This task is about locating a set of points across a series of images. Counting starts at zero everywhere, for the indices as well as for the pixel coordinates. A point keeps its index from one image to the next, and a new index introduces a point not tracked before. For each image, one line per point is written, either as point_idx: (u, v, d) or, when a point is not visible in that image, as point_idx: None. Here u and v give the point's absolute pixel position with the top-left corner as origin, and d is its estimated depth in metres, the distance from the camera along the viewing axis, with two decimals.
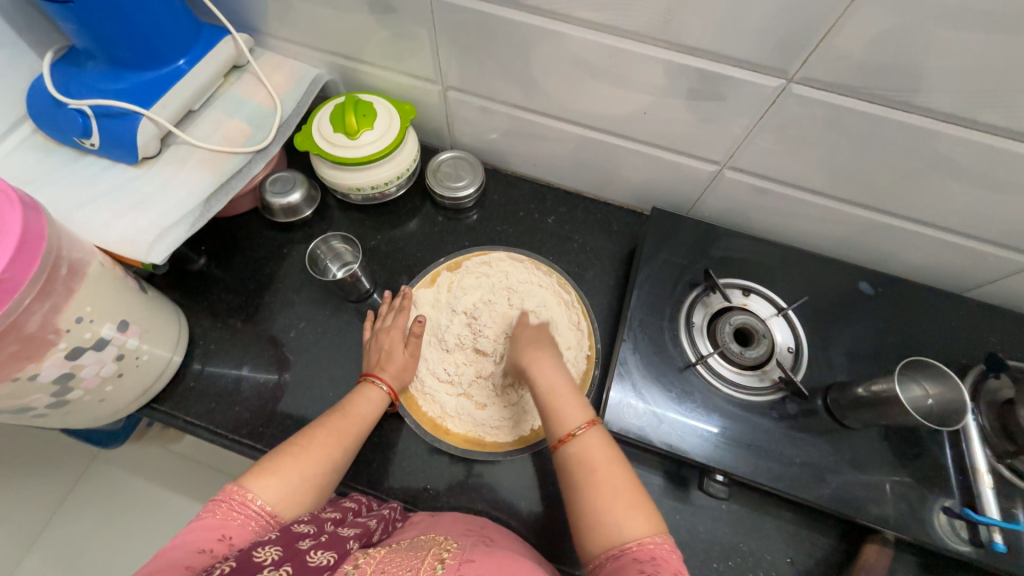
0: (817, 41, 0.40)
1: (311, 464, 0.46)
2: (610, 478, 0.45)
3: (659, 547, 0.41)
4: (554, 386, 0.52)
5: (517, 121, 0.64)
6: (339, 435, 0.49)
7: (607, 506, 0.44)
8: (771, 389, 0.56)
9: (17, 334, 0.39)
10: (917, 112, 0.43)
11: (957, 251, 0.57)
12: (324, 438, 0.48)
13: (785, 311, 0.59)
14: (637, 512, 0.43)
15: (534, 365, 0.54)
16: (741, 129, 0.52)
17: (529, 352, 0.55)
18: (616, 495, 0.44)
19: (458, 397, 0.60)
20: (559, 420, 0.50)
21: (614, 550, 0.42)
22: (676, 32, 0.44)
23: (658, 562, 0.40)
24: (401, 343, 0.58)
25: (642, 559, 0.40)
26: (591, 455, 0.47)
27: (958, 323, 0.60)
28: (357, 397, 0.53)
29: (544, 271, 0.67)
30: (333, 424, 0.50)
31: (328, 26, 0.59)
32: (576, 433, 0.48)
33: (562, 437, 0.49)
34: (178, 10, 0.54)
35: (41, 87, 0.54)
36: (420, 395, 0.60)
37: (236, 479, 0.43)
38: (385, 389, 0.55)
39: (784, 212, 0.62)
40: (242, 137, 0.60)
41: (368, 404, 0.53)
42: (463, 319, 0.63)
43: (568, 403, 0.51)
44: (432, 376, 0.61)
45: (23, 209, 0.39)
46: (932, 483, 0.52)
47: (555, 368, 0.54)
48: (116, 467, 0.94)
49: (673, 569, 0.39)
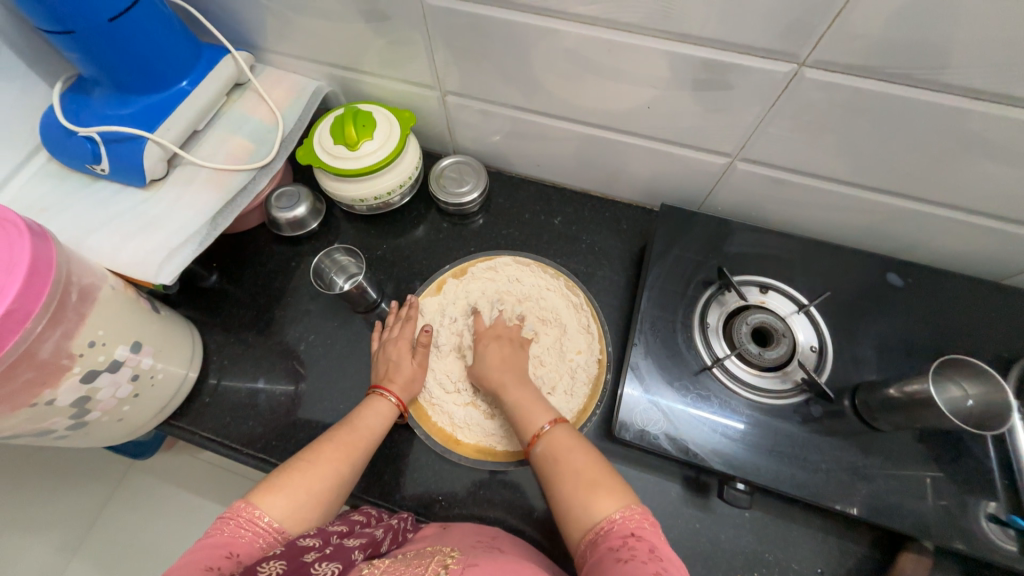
0: (827, 24, 0.38)
1: (319, 481, 0.46)
2: (573, 463, 0.46)
3: (630, 522, 0.40)
4: (520, 401, 0.52)
5: (518, 122, 0.63)
6: (346, 450, 0.49)
7: (573, 491, 0.44)
8: (794, 390, 0.53)
9: (31, 361, 0.40)
10: (943, 89, 0.40)
11: (995, 236, 0.53)
12: (332, 453, 0.48)
13: (807, 308, 0.56)
14: (604, 490, 0.43)
15: (501, 386, 0.54)
16: (751, 117, 0.49)
17: (496, 369, 0.55)
18: (578, 478, 0.44)
19: (461, 404, 0.59)
20: (524, 425, 0.51)
21: (590, 536, 0.41)
22: (678, 21, 0.42)
23: (631, 541, 0.39)
24: (407, 353, 0.58)
25: (615, 540, 0.39)
26: (555, 448, 0.47)
27: (999, 313, 0.56)
28: (365, 411, 0.53)
29: (551, 274, 0.65)
30: (339, 438, 0.50)
31: (325, 38, 0.59)
32: (540, 433, 0.49)
33: (531, 440, 0.49)
34: (177, 33, 0.55)
35: (53, 117, 0.55)
36: (428, 406, 0.59)
37: (244, 496, 0.43)
38: (393, 401, 0.54)
39: (802, 202, 0.59)
40: (245, 154, 0.60)
41: (376, 417, 0.53)
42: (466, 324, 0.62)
43: (532, 411, 0.51)
44: (437, 384, 0.60)
45: (32, 238, 0.40)
46: (974, 487, 0.48)
47: (521, 386, 0.53)
48: (147, 476, 0.97)
49: (647, 545, 0.38)
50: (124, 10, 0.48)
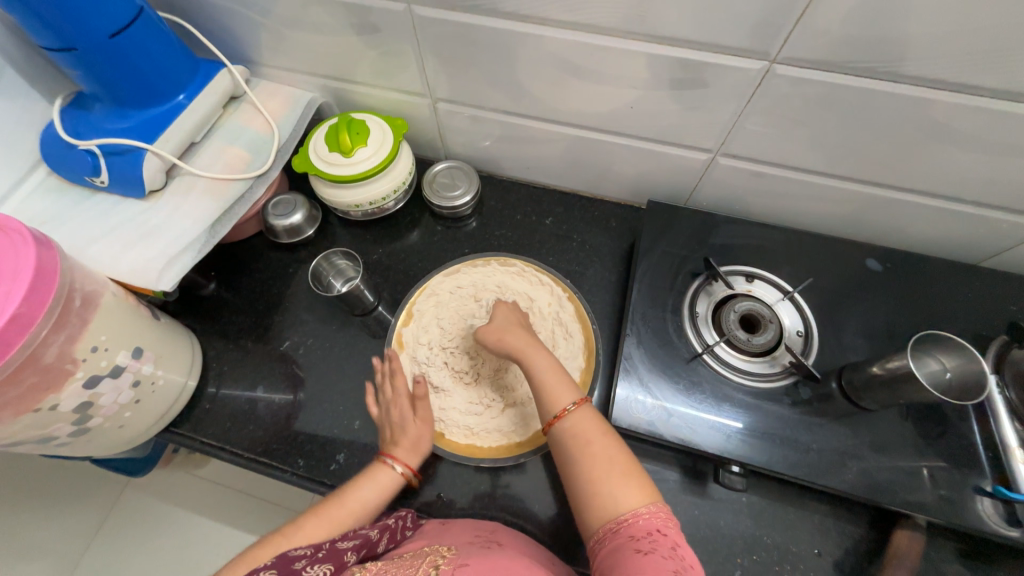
0: (794, 22, 0.40)
1: (292, 556, 0.45)
2: (604, 450, 0.47)
3: (654, 518, 0.41)
4: (546, 369, 0.52)
5: (507, 126, 0.65)
6: (328, 525, 0.48)
7: (602, 478, 0.45)
8: (783, 374, 0.54)
9: (35, 366, 0.41)
10: (904, 80, 0.42)
11: (965, 220, 0.55)
12: (314, 527, 0.47)
13: (791, 295, 0.58)
14: (632, 484, 0.44)
15: (524, 352, 0.53)
16: (728, 114, 0.51)
17: (514, 335, 0.55)
18: (608, 466, 0.45)
19: (470, 413, 0.59)
20: (551, 400, 0.51)
21: (611, 524, 0.42)
22: (655, 24, 0.44)
23: (654, 536, 0.40)
24: (409, 408, 0.56)
25: (639, 531, 0.41)
26: (585, 430, 0.48)
27: (975, 294, 0.58)
28: (361, 481, 0.52)
29: (524, 267, 0.67)
30: (326, 512, 0.49)
31: (320, 51, 0.61)
32: (568, 410, 0.49)
33: (556, 415, 0.50)
34: (175, 49, 0.57)
35: (54, 132, 0.57)
36: (442, 429, 0.58)
37: (216, 572, 0.42)
38: (399, 470, 0.53)
39: (782, 195, 0.61)
40: (242, 163, 0.62)
41: (373, 490, 0.52)
42: (456, 335, 0.63)
43: (558, 383, 0.51)
44: (445, 408, 0.59)
45: (37, 246, 0.41)
46: (961, 462, 0.50)
47: (542, 355, 0.54)
48: (146, 494, 0.96)
49: (671, 542, 0.39)
50: (124, 27, 0.50)
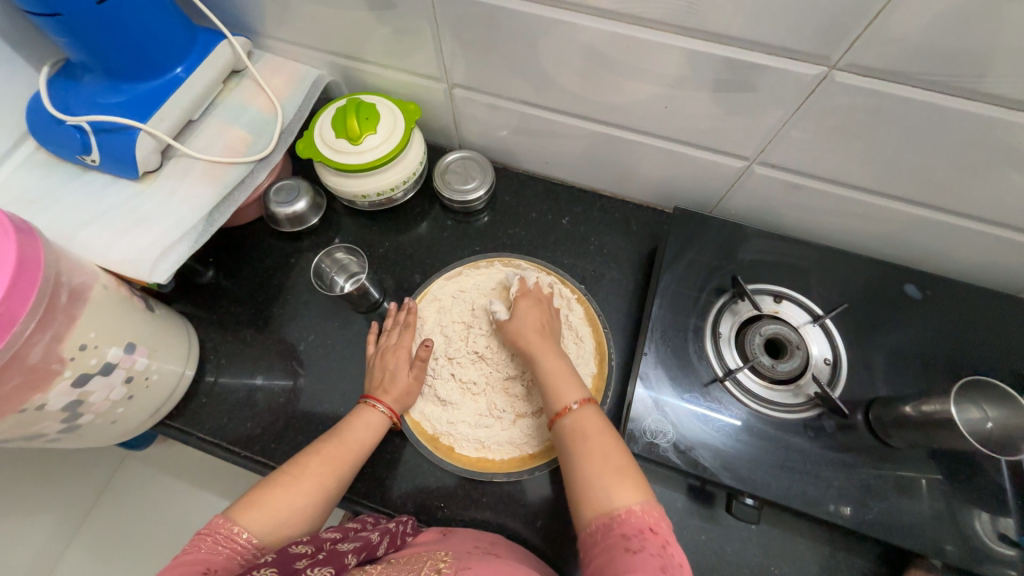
0: (863, 26, 0.35)
1: (301, 495, 0.45)
2: (602, 447, 0.45)
3: (648, 516, 0.40)
4: (555, 369, 0.51)
5: (528, 118, 0.60)
6: (331, 463, 0.48)
7: (597, 474, 0.43)
8: (806, 405, 0.52)
9: (20, 365, 0.39)
10: (978, 98, 0.38)
11: (1017, 249, 0.51)
12: (317, 467, 0.47)
13: (822, 320, 0.55)
14: (627, 482, 0.43)
15: (533, 352, 0.52)
16: (773, 121, 0.47)
17: (531, 336, 0.53)
18: (605, 461, 0.44)
19: (480, 426, 0.57)
20: (555, 396, 0.49)
21: (603, 520, 0.41)
22: (703, 19, 0.39)
23: (645, 534, 0.39)
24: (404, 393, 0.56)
25: (631, 530, 0.40)
26: (586, 427, 0.47)
27: (1017, 328, 0.55)
28: (355, 422, 0.52)
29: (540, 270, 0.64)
30: (325, 450, 0.49)
31: (328, 26, 0.56)
32: (571, 408, 0.48)
33: (559, 411, 0.49)
34: (171, 17, 0.52)
35: (40, 104, 0.53)
36: (422, 420, 0.58)
37: (222, 510, 0.43)
38: (386, 412, 0.54)
39: (820, 210, 0.57)
40: (243, 146, 0.58)
41: (367, 429, 0.52)
42: (457, 329, 0.61)
43: (564, 381, 0.50)
44: (429, 398, 0.59)
45: (18, 236, 0.38)
46: (987, 507, 0.47)
47: (553, 355, 0.52)
48: (144, 470, 0.96)
49: (661, 540, 0.39)
50: None
